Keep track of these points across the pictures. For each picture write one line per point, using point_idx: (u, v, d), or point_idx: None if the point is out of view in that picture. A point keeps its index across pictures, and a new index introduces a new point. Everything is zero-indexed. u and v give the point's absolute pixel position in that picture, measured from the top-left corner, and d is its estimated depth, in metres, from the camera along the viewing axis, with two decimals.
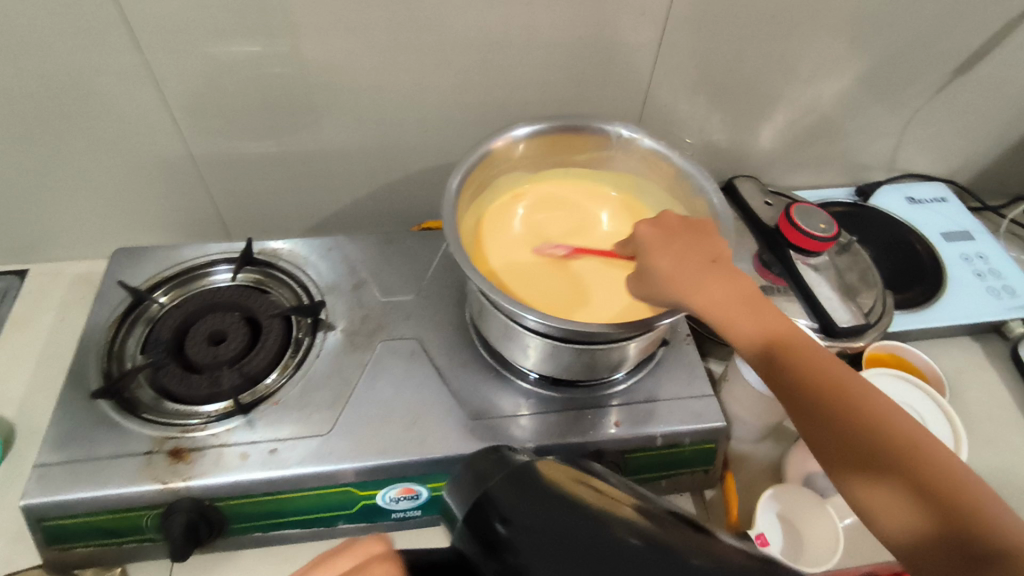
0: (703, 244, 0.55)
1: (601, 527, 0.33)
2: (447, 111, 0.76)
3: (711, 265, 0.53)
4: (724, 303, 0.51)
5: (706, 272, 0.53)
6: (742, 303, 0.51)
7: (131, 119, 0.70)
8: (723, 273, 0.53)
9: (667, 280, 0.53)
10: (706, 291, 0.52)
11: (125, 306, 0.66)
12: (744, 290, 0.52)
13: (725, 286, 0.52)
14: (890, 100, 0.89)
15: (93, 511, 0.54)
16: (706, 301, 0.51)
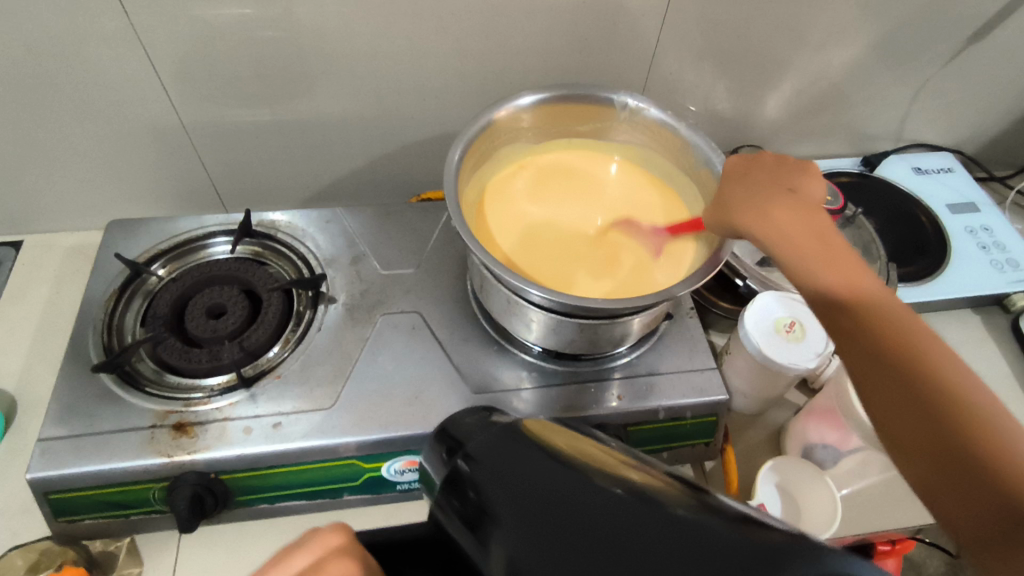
0: (783, 179, 0.56)
1: (578, 475, 0.31)
2: (446, 78, 0.74)
3: (790, 194, 0.54)
4: (789, 228, 0.51)
5: (781, 202, 0.53)
6: (813, 233, 0.51)
7: (120, 87, 0.68)
8: (797, 203, 0.53)
9: (747, 204, 0.54)
10: (778, 214, 0.53)
11: (123, 279, 0.65)
12: (817, 221, 0.52)
13: (795, 216, 0.52)
14: (900, 68, 0.87)
15: (98, 485, 0.54)
16: (770, 226, 0.52)
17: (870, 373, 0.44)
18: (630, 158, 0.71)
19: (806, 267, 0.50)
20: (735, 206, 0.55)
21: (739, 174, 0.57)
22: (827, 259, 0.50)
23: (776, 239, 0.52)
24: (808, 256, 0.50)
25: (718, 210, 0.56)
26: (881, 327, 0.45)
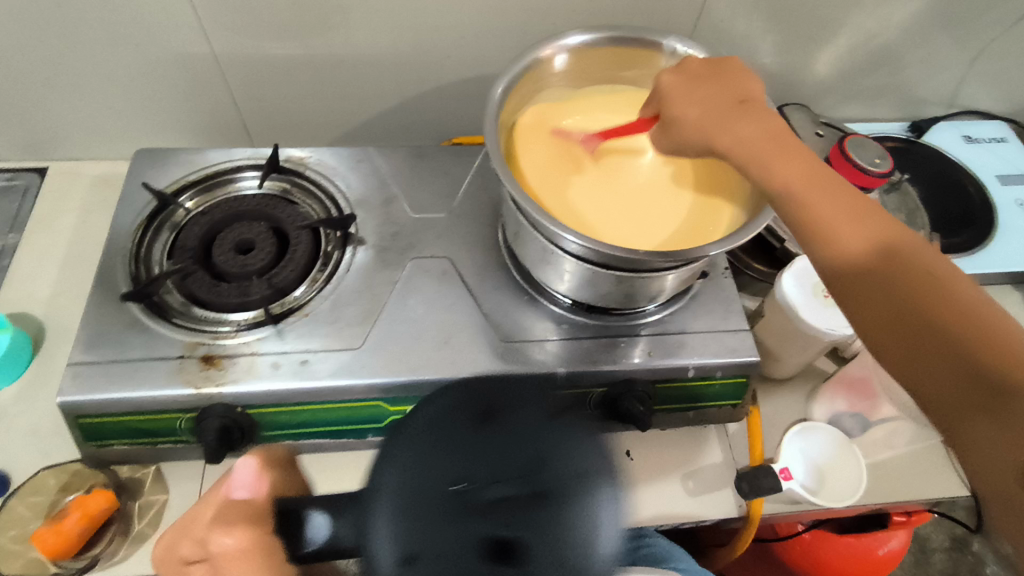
0: (728, 85, 0.54)
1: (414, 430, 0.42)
2: (486, 16, 0.70)
3: (739, 105, 0.53)
4: (798, 179, 0.49)
5: (751, 122, 0.52)
6: (806, 167, 0.49)
7: (150, 10, 0.66)
8: (761, 118, 0.52)
9: (691, 119, 0.54)
10: (734, 130, 0.52)
11: (151, 209, 0.64)
12: (775, 127, 0.52)
13: (814, 184, 0.49)
14: (962, 28, 0.82)
15: (127, 411, 0.55)
16: (777, 170, 0.49)
17: (892, 330, 0.44)
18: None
19: (811, 205, 0.48)
20: (697, 130, 0.53)
21: (676, 89, 0.55)
22: (865, 216, 0.47)
23: (789, 182, 0.49)
24: (782, 172, 0.49)
25: (671, 133, 0.56)
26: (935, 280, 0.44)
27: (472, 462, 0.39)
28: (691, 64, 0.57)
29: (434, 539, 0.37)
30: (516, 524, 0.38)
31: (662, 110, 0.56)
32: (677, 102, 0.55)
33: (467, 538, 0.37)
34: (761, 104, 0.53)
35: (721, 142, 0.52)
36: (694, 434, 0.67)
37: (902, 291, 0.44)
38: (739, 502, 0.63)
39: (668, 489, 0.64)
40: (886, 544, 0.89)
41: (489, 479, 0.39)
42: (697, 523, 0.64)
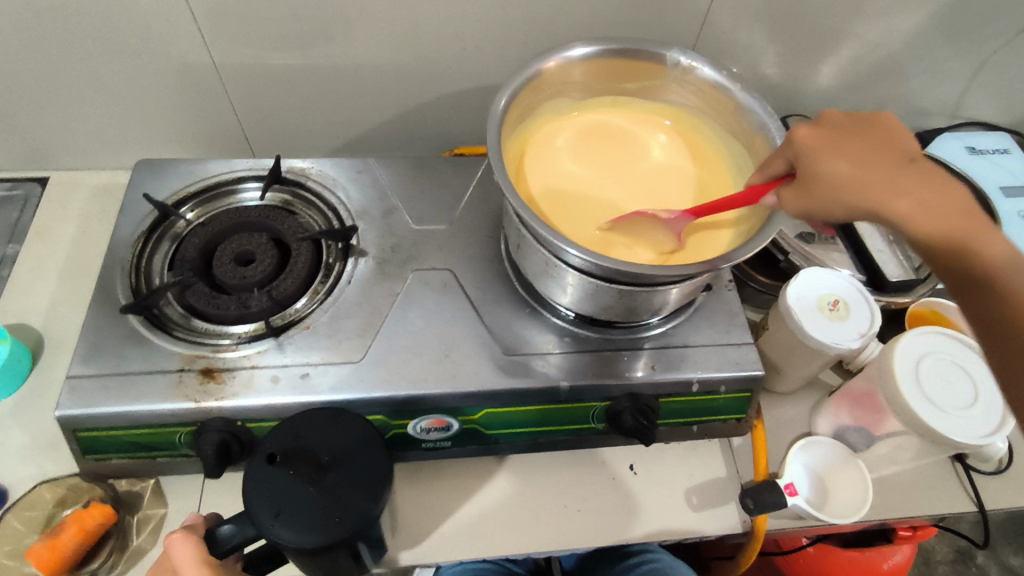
0: (892, 144, 0.51)
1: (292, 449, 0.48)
2: (488, 28, 0.70)
3: (906, 162, 0.50)
4: (924, 207, 0.48)
5: (882, 154, 0.50)
6: (923, 182, 0.49)
7: (152, 20, 0.65)
8: (904, 158, 0.50)
9: (839, 172, 0.49)
10: (898, 185, 0.48)
11: (151, 220, 0.64)
12: (946, 193, 0.48)
13: (932, 199, 0.48)
14: (965, 40, 0.82)
15: (125, 425, 0.54)
16: (900, 186, 0.49)
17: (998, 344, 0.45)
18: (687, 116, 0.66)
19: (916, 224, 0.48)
20: (855, 188, 0.48)
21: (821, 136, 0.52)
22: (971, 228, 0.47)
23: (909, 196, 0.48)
24: (935, 224, 0.47)
25: (808, 174, 0.50)
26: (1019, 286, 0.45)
27: (304, 443, 0.48)
28: (834, 119, 0.54)
29: (274, 493, 0.45)
30: (343, 483, 0.46)
31: (807, 161, 0.50)
32: (821, 153, 0.50)
33: (314, 495, 0.45)
34: (929, 164, 0.50)
35: (857, 196, 0.49)
36: (697, 448, 0.67)
37: (995, 302, 0.45)
38: (743, 518, 0.63)
39: (671, 504, 0.64)
40: (890, 559, 0.88)
41: (329, 451, 0.48)
42: (701, 538, 0.63)
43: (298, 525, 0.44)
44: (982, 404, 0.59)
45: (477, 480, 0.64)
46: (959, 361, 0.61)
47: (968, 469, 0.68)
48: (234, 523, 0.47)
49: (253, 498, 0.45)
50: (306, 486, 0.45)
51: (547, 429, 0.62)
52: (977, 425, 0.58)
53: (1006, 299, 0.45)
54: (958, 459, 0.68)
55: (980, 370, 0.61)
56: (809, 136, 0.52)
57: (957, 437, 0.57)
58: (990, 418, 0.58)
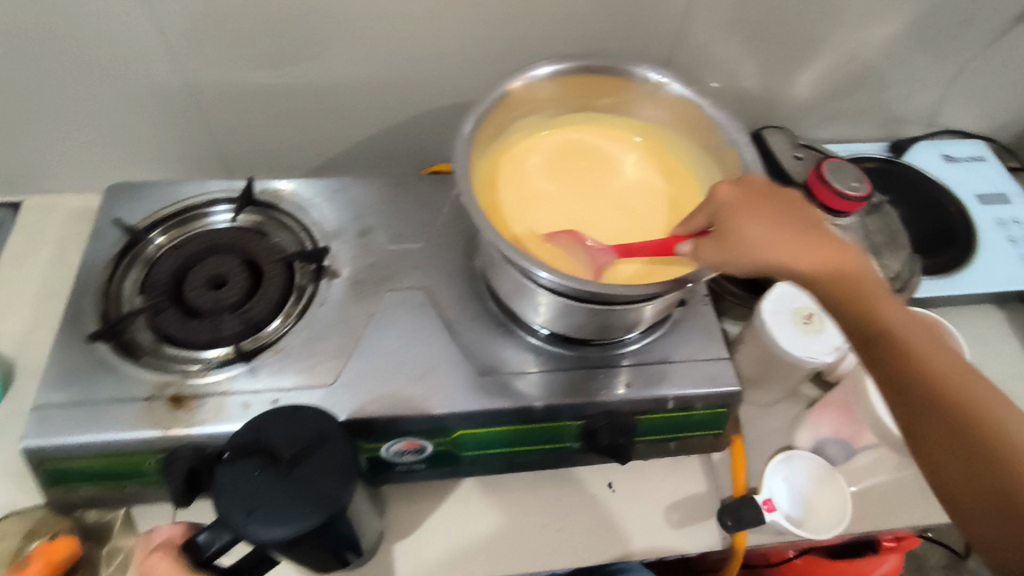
0: (798, 212, 0.52)
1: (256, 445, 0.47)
2: (462, 46, 0.70)
3: (812, 230, 0.52)
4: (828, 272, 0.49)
5: (787, 218, 0.52)
6: (824, 245, 0.51)
7: (123, 44, 0.65)
8: (807, 224, 0.52)
9: (754, 236, 0.50)
10: (801, 254, 0.50)
11: (122, 245, 0.63)
12: (839, 258, 0.50)
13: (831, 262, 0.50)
14: (940, 49, 0.82)
15: (93, 455, 0.53)
16: (806, 250, 0.50)
17: (909, 412, 0.45)
18: (648, 130, 0.66)
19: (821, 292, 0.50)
20: (769, 249, 0.50)
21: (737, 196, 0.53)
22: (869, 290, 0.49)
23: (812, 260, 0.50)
24: (836, 289, 0.49)
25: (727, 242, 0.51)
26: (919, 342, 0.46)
27: (261, 439, 0.47)
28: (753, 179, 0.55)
29: (246, 491, 0.44)
30: (311, 471, 0.45)
31: (725, 219, 0.52)
32: (742, 215, 0.52)
33: (284, 489, 0.44)
34: (829, 232, 0.52)
35: (772, 263, 0.50)
36: (677, 464, 0.66)
37: (896, 369, 0.46)
38: (723, 535, 0.62)
39: (652, 522, 0.63)
40: (879, 568, 0.85)
41: (292, 445, 0.47)
42: (682, 556, 0.63)
43: (274, 518, 0.43)
44: None
45: (456, 502, 0.63)
46: None
47: None
48: (208, 528, 0.45)
49: (223, 500, 0.44)
50: (277, 480, 0.44)
51: (525, 448, 0.61)
52: None
53: (913, 369, 0.45)
54: None
55: None
56: (729, 194, 0.53)
57: None
58: None
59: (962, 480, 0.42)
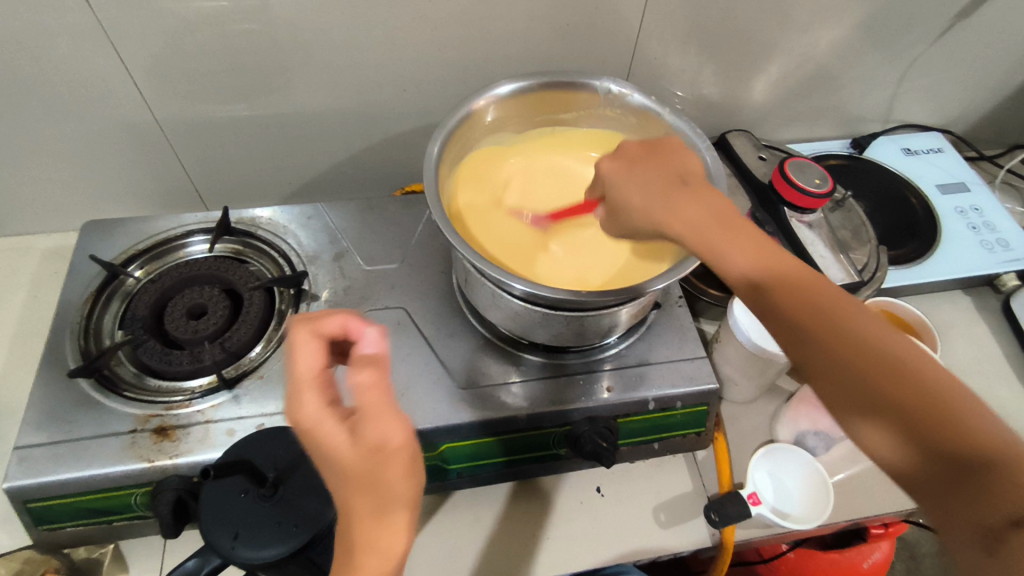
0: (669, 166, 0.51)
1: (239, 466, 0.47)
2: (426, 70, 0.72)
3: (682, 184, 0.50)
4: (736, 241, 0.46)
5: (670, 180, 0.51)
6: (712, 214, 0.48)
7: (89, 84, 0.66)
8: (680, 187, 0.50)
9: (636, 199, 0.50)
10: (680, 211, 0.48)
11: (100, 281, 0.64)
12: (719, 207, 0.48)
13: (711, 232, 0.47)
14: (891, 48, 0.85)
15: (78, 491, 0.53)
16: (692, 215, 0.48)
17: (826, 377, 0.41)
18: (603, 136, 0.69)
19: (718, 249, 0.46)
20: (647, 206, 0.50)
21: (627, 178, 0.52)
22: (764, 251, 0.46)
23: (695, 232, 0.47)
24: (722, 242, 0.46)
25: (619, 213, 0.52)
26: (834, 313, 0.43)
27: (245, 460, 0.48)
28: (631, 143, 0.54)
29: (230, 516, 0.45)
30: (295, 494, 0.47)
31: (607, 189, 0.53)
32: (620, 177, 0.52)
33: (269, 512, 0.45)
34: (700, 181, 0.50)
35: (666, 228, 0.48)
36: (662, 465, 0.68)
37: (811, 330, 0.42)
38: (711, 532, 0.63)
39: (641, 523, 0.64)
40: (870, 557, 0.89)
41: (274, 466, 0.48)
42: (673, 555, 0.64)
43: (259, 543, 0.44)
44: None
45: (444, 517, 0.63)
46: None
47: None
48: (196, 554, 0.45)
49: (210, 526, 0.45)
50: (260, 503, 0.46)
51: (510, 459, 0.62)
52: None
53: (824, 335, 0.42)
54: None
55: None
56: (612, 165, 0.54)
57: None
58: None
59: (909, 453, 0.38)
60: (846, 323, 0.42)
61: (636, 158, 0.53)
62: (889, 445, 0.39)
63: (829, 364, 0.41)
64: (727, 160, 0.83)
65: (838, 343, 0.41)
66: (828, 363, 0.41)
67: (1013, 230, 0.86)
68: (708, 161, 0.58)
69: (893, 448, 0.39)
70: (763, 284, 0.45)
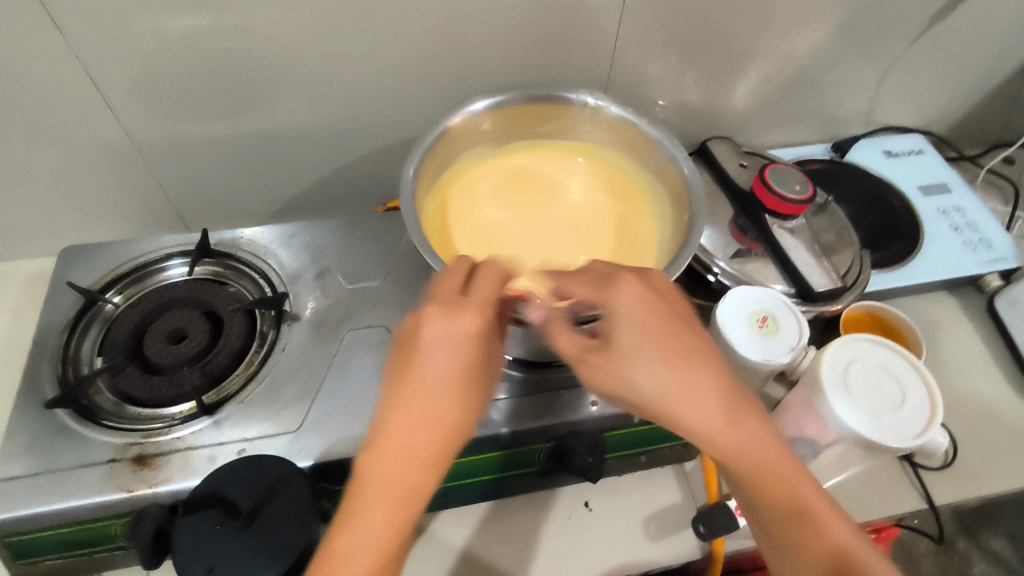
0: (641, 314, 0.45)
1: (213, 498, 0.48)
2: (405, 85, 0.72)
3: (650, 337, 0.44)
4: (672, 382, 0.43)
5: (660, 340, 0.44)
6: (671, 390, 0.43)
7: (66, 108, 0.66)
8: (646, 355, 0.44)
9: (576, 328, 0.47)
10: (640, 372, 0.44)
11: (78, 307, 0.63)
12: (691, 372, 0.44)
13: (676, 410, 0.43)
14: (869, 51, 0.85)
15: (56, 524, 0.53)
16: (651, 389, 0.43)
17: (753, 509, 0.45)
18: (595, 149, 0.69)
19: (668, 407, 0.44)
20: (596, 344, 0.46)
21: (563, 334, 0.48)
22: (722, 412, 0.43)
23: (657, 405, 0.44)
24: (678, 406, 0.43)
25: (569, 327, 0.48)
26: (771, 491, 0.43)
27: (219, 491, 0.48)
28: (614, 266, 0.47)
29: (205, 549, 0.45)
30: (271, 521, 0.47)
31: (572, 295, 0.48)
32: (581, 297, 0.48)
33: (246, 541, 0.46)
34: (679, 335, 0.44)
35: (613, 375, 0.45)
36: (650, 477, 0.67)
37: (754, 491, 0.44)
38: (701, 543, 0.63)
39: (630, 537, 0.63)
40: None
41: (249, 496, 0.48)
42: (663, 568, 0.63)
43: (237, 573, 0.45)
44: (911, 403, 0.62)
45: (431, 536, 0.63)
46: (885, 365, 0.64)
47: (915, 467, 0.70)
48: None
49: (186, 559, 0.45)
50: (237, 534, 0.46)
51: (496, 476, 0.62)
52: (910, 424, 0.60)
53: (763, 488, 0.43)
54: (905, 457, 0.70)
55: (904, 367, 0.64)
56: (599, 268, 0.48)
57: (897, 441, 0.59)
58: (919, 415, 0.61)
59: None
60: (785, 497, 0.43)
61: (609, 285, 0.46)
62: None
63: (763, 508, 0.44)
64: (709, 167, 0.83)
65: (781, 516, 0.43)
66: (756, 505, 0.44)
67: (996, 229, 0.87)
68: (687, 171, 0.58)
69: None
70: (704, 442, 0.44)
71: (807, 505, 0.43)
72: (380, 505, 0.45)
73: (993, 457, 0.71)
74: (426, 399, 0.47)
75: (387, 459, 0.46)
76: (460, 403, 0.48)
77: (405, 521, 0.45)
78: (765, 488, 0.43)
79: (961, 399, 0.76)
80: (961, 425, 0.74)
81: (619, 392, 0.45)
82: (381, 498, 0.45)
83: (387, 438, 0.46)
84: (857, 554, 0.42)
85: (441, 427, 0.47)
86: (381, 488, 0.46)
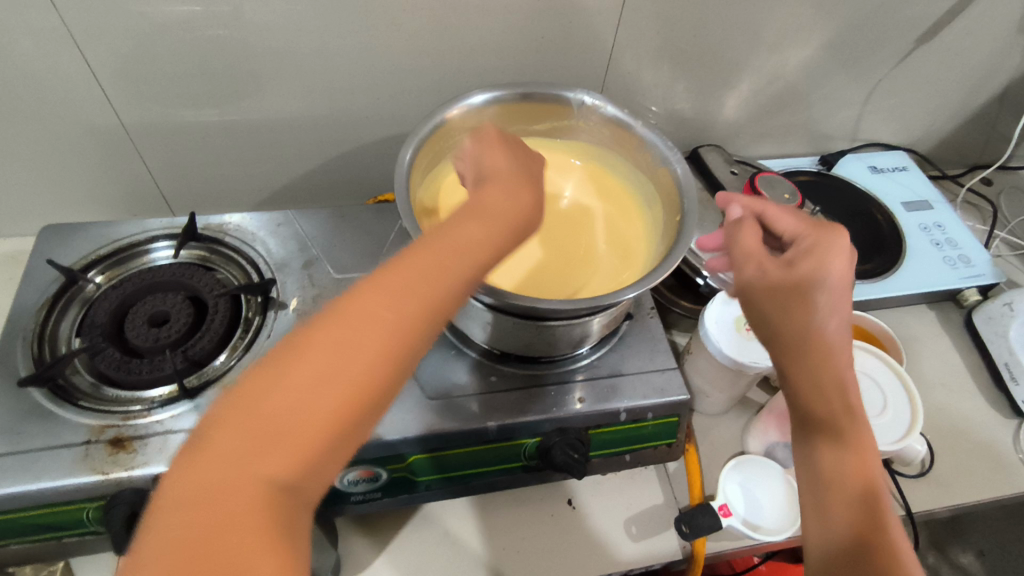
0: (816, 260, 0.47)
1: None
2: (402, 78, 0.72)
3: (801, 278, 0.46)
4: (798, 320, 0.45)
5: (821, 293, 0.46)
6: (821, 334, 0.45)
7: (52, 86, 0.64)
8: (828, 308, 0.46)
9: (750, 242, 0.48)
10: (792, 304, 0.45)
11: (58, 286, 0.62)
12: (818, 321, 0.45)
13: (815, 351, 0.45)
14: (857, 68, 0.87)
15: (26, 506, 0.51)
16: (805, 325, 0.45)
17: (806, 463, 0.46)
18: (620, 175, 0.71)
19: (784, 327, 0.46)
20: (752, 261, 0.47)
21: (747, 233, 0.49)
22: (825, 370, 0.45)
23: (798, 342, 0.45)
24: (797, 335, 0.45)
25: (735, 241, 0.49)
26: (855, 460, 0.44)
27: None
28: (811, 235, 0.50)
29: None
30: None
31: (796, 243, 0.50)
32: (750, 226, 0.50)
33: None
34: (817, 286, 0.46)
35: (764, 292, 0.46)
36: (635, 477, 0.67)
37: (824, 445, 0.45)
38: (682, 544, 0.63)
39: (612, 536, 0.63)
40: None
41: None
42: (644, 568, 0.63)
43: None
44: (892, 410, 0.63)
45: (411, 533, 0.62)
46: (866, 370, 0.65)
47: (893, 474, 0.71)
48: None
49: None
50: None
51: (479, 470, 0.61)
52: (891, 430, 0.61)
53: (835, 447, 0.45)
54: (883, 465, 0.71)
55: (887, 377, 0.65)
56: (796, 227, 0.52)
57: (876, 445, 0.60)
58: (900, 422, 0.62)
59: (827, 548, 0.43)
60: (850, 465, 0.44)
61: (808, 236, 0.50)
62: (823, 536, 0.43)
63: (821, 466, 0.45)
64: (699, 174, 0.84)
65: (848, 487, 0.44)
66: (814, 462, 0.45)
67: (974, 247, 0.89)
68: (679, 173, 0.59)
69: (829, 547, 0.43)
70: (792, 379, 0.46)
71: (880, 499, 0.43)
72: (353, 357, 0.35)
73: (967, 468, 0.73)
74: (442, 256, 0.39)
75: (380, 294, 0.36)
76: (465, 274, 0.39)
77: (365, 397, 0.35)
78: (849, 456, 0.44)
79: (935, 409, 0.77)
80: (937, 435, 0.75)
81: (767, 327, 0.47)
82: (361, 336, 0.35)
83: (394, 273, 0.38)
84: (899, 542, 0.41)
85: (436, 297, 0.38)
86: (356, 330, 0.35)
